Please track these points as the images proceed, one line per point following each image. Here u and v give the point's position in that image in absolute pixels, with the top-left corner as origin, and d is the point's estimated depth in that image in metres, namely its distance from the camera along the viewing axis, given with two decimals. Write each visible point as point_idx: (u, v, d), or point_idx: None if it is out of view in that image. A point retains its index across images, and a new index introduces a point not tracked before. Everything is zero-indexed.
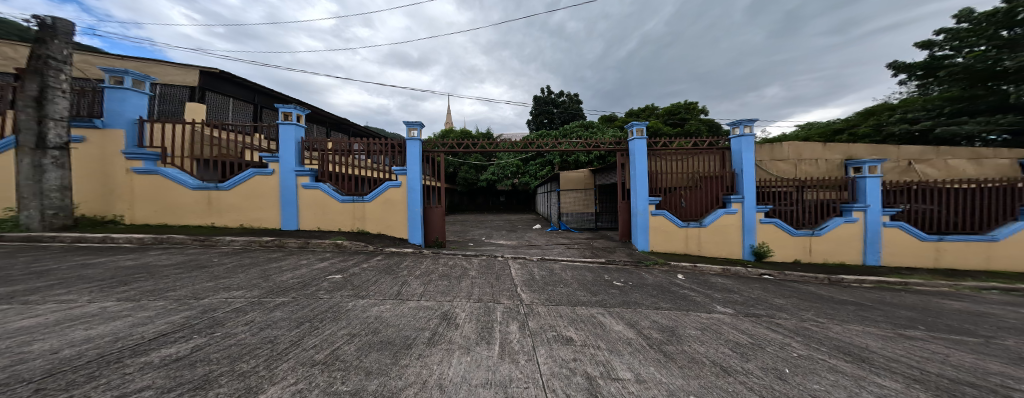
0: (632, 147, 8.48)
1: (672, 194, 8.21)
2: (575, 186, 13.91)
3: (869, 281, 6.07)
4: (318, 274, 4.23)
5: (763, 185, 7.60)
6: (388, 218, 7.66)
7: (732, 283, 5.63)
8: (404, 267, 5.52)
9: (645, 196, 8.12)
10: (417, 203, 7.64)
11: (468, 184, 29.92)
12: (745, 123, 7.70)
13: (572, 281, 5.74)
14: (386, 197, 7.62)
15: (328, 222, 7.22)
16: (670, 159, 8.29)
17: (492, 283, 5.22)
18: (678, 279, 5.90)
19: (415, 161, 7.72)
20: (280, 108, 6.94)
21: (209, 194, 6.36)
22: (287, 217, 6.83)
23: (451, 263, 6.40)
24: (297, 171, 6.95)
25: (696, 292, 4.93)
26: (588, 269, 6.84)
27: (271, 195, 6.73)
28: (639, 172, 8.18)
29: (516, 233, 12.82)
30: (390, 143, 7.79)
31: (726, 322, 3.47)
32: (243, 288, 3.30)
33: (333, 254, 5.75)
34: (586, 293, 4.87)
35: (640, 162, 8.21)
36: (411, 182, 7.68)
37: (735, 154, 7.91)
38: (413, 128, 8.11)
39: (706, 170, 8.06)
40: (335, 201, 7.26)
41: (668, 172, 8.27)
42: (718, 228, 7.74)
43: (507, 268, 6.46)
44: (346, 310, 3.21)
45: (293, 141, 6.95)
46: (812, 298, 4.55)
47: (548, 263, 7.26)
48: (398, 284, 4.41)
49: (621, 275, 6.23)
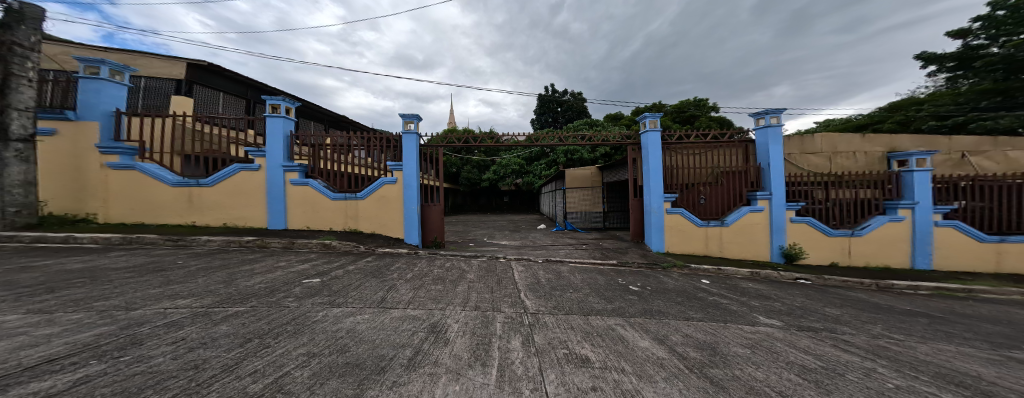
0: (644, 141, 7.88)
1: (692, 191, 7.53)
2: (580, 184, 13.23)
3: (924, 288, 5.34)
4: (293, 278, 3.69)
5: (793, 180, 6.90)
6: (383, 217, 7.22)
7: (767, 289, 4.92)
8: (394, 268, 5.00)
9: (659, 193, 7.48)
10: (413, 200, 7.25)
11: (471, 184, 29.49)
12: (772, 113, 6.98)
13: (582, 285, 5.12)
14: (381, 195, 7.19)
15: (318, 221, 6.73)
16: (688, 153, 7.63)
17: (492, 287, 4.63)
18: (702, 284, 5.23)
19: (412, 156, 7.36)
20: (267, 100, 6.50)
21: (189, 191, 5.93)
22: (273, 216, 6.35)
23: (449, 265, 5.82)
24: (285, 166, 6.46)
25: (728, 298, 4.26)
26: (600, 271, 6.20)
27: (256, 192, 6.25)
28: (653, 167, 7.56)
29: (519, 233, 12.24)
30: (384, 136, 7.37)
31: (778, 337, 2.82)
32: (193, 295, 2.76)
33: (319, 255, 5.21)
34: (600, 300, 4.24)
35: (655, 156, 7.61)
36: (408, 178, 7.28)
37: (759, 147, 7.22)
38: (409, 121, 7.68)
39: (727, 164, 7.38)
40: (327, 199, 6.80)
41: (686, 167, 7.61)
42: (742, 227, 7.04)
43: (510, 270, 5.87)
44: (315, 321, 2.65)
45: (282, 135, 6.51)
46: (871, 310, 3.83)
47: (554, 265, 6.65)
48: (383, 290, 3.85)
49: (636, 278, 5.60)
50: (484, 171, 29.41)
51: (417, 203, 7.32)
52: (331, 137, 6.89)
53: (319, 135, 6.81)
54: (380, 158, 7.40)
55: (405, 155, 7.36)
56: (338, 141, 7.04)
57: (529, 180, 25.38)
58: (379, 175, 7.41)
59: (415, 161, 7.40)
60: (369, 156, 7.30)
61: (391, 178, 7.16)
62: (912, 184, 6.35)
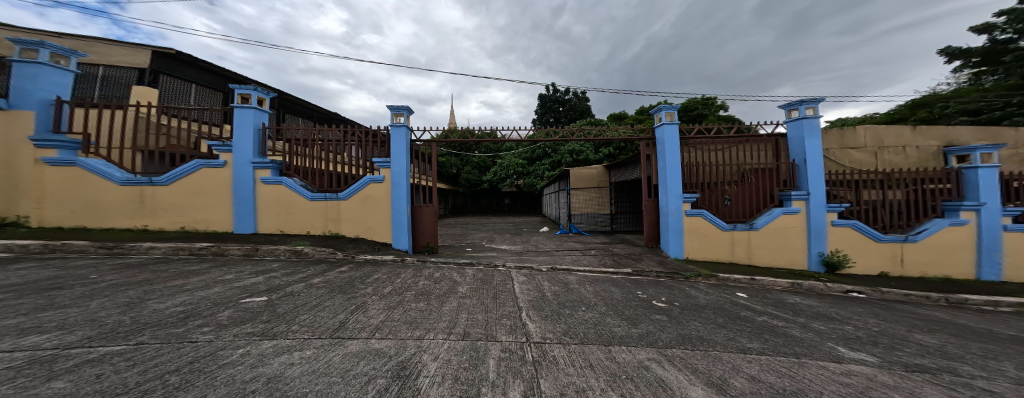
0: (660, 135, 7.09)
1: (715, 191, 6.69)
2: (585, 184, 12.42)
3: (1006, 304, 4.47)
4: (230, 296, 2.89)
5: (834, 177, 6.04)
6: (368, 220, 6.46)
7: (821, 305, 4.05)
8: (370, 280, 4.20)
9: (677, 193, 6.68)
10: (402, 201, 6.49)
11: (471, 186, 28.79)
12: (806, 104, 6.17)
13: (596, 301, 4.28)
14: (366, 195, 6.45)
15: (294, 224, 5.96)
16: (710, 149, 6.81)
17: (487, 306, 3.81)
18: (739, 298, 4.38)
19: (401, 151, 6.65)
20: (235, 89, 5.75)
21: (141, 190, 5.19)
22: (241, 219, 5.58)
23: (438, 275, 5.01)
24: (254, 163, 5.67)
25: (781, 319, 3.41)
26: (613, 282, 5.35)
27: (220, 191, 5.49)
28: (670, 164, 6.77)
29: (520, 237, 11.42)
30: (369, 130, 6.62)
31: (888, 385, 2.00)
32: (59, 331, 1.96)
33: (284, 263, 4.42)
34: (620, 322, 3.41)
35: (672, 152, 6.81)
36: (396, 175, 6.56)
37: (793, 141, 6.39)
38: (399, 114, 6.95)
39: (755, 160, 6.55)
40: (303, 199, 6.02)
41: (708, 164, 6.77)
42: (774, 231, 6.20)
43: (509, 282, 5.05)
44: (221, 365, 1.82)
45: (253, 128, 5.77)
46: (978, 339, 2.96)
47: (560, 275, 5.83)
48: (347, 310, 3.03)
49: (659, 291, 4.74)
50: (484, 172, 28.72)
51: (407, 204, 6.61)
52: (311, 131, 6.17)
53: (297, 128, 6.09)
54: (367, 154, 6.68)
55: (393, 150, 6.64)
56: (319, 136, 6.32)
57: (530, 181, 24.57)
58: (365, 173, 6.67)
59: (405, 158, 6.69)
60: (353, 152, 6.57)
61: (377, 177, 6.43)
62: (975, 182, 5.50)
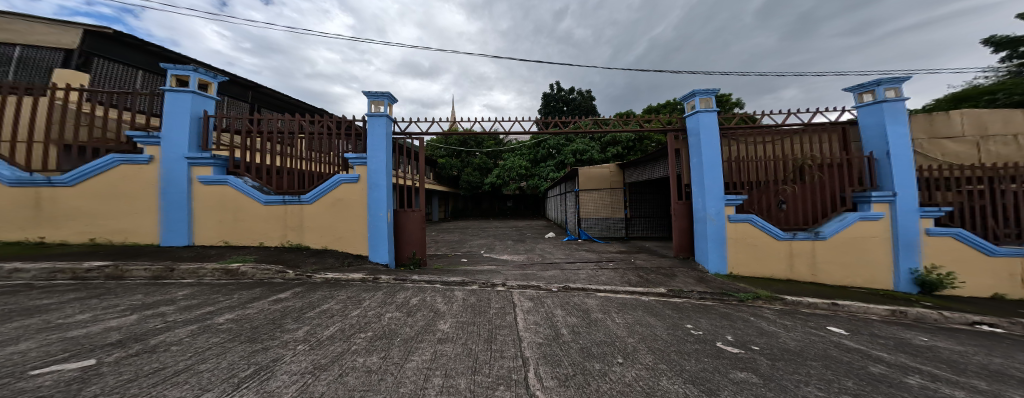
0: (694, 125, 5.87)
1: (767, 192, 5.42)
2: (596, 185, 11.14)
3: None
4: (24, 362, 1.68)
5: (925, 175, 4.78)
6: (342, 228, 5.32)
7: (976, 353, 2.72)
8: (315, 311, 2.98)
9: (717, 195, 5.43)
10: (382, 205, 5.36)
11: (472, 188, 27.68)
12: (885, 84, 5.01)
13: (633, 344, 2.99)
14: (336, 197, 5.28)
15: (240, 235, 4.77)
16: (757, 142, 5.60)
17: (475, 359, 2.56)
18: (839, 337, 3.08)
19: (381, 145, 5.56)
20: (167, 68, 4.60)
21: (39, 192, 4.17)
22: (170, 228, 4.44)
23: (414, 303, 3.77)
24: (189, 158, 4.52)
25: (953, 385, 2.08)
26: (647, 310, 4.07)
27: (145, 194, 4.38)
28: (707, 160, 5.54)
29: (524, 244, 10.16)
30: (343, 121, 5.51)
31: None
32: None
33: (202, 289, 3.22)
34: (688, 388, 2.13)
35: (710, 146, 5.59)
36: (374, 173, 5.43)
37: (866, 131, 5.19)
38: (378, 102, 5.85)
39: (817, 154, 5.29)
40: (255, 204, 4.84)
41: (756, 160, 5.52)
42: (846, 241, 4.94)
43: (508, 313, 3.79)
44: None
45: (193, 116, 4.64)
46: None
47: (576, 300, 4.55)
48: (233, 381, 1.76)
49: (716, 323, 3.46)
50: (485, 175, 27.61)
51: (388, 207, 5.47)
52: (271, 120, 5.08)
53: (253, 117, 4.99)
54: (341, 148, 5.57)
55: (371, 144, 5.54)
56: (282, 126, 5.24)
57: (534, 183, 23.46)
58: (337, 171, 5.53)
59: (385, 152, 5.60)
60: (324, 146, 5.44)
61: (351, 175, 5.29)
62: None
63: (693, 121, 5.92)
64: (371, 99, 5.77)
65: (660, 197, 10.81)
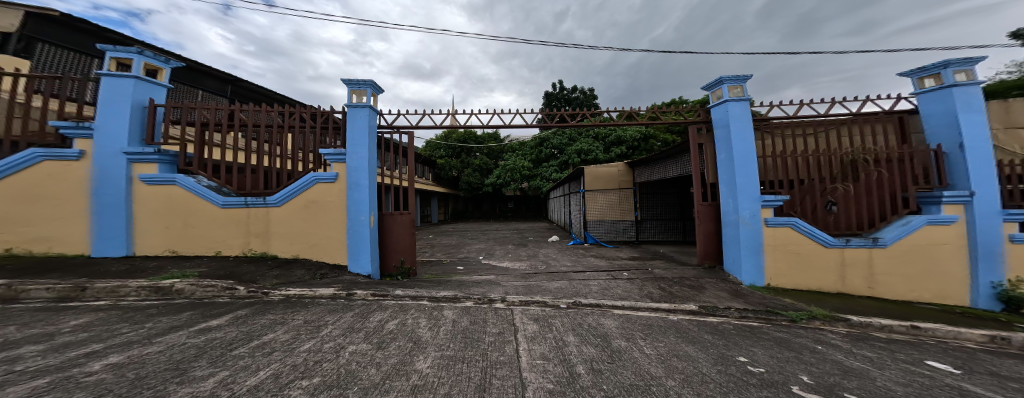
0: (722, 116, 5.13)
1: (811, 192, 4.65)
2: (604, 186, 10.36)
3: None
4: None
5: (1005, 171, 4.06)
6: (318, 234, 4.61)
7: None
8: (251, 345, 2.23)
9: (752, 195, 4.67)
10: (365, 207, 4.65)
11: (472, 190, 26.99)
12: (957, 64, 4.25)
13: (677, 389, 2.21)
14: (310, 199, 4.55)
15: (191, 244, 4.05)
16: (796, 135, 4.86)
17: None
18: (956, 380, 2.28)
19: (363, 140, 4.86)
20: (104, 49, 3.92)
21: None
22: (105, 236, 3.75)
23: (390, 329, 3.02)
24: (129, 154, 3.83)
25: None
26: (680, 335, 3.29)
27: (74, 195, 3.69)
28: (740, 155, 4.79)
29: (525, 250, 9.39)
30: (322, 114, 4.86)
31: None
32: None
33: (109, 316, 2.46)
34: None
35: (740, 140, 4.84)
36: (355, 172, 4.72)
37: (930, 121, 4.46)
38: (360, 91, 5.14)
39: (869, 148, 4.56)
40: (209, 206, 4.11)
41: (797, 155, 4.76)
42: (909, 249, 4.22)
43: (508, 341, 3.04)
44: None
45: (134, 106, 3.95)
46: None
47: (589, 321, 3.79)
48: None
49: (777, 354, 2.69)
50: (485, 176, 27.00)
51: (371, 211, 4.76)
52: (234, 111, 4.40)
53: (211, 107, 4.31)
54: (317, 143, 4.87)
55: (352, 139, 4.83)
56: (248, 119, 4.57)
57: (535, 184, 22.92)
58: (312, 169, 4.80)
59: (368, 148, 4.89)
60: (296, 141, 4.76)
61: (327, 174, 4.57)
62: None
63: (720, 111, 5.17)
64: (352, 87, 5.05)
65: (674, 198, 10.02)
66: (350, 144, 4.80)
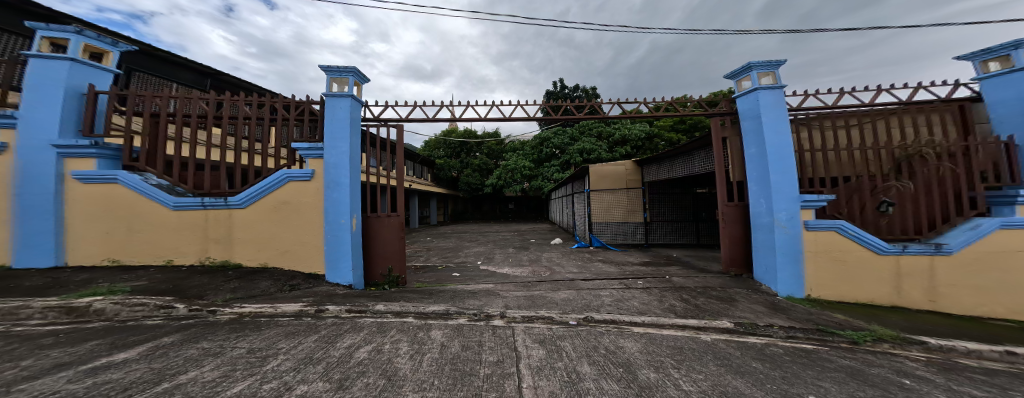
0: (750, 107, 4.54)
1: (858, 191, 4.04)
2: (610, 185, 9.73)
3: None
4: None
5: None
6: (290, 239, 4.00)
7: None
8: (153, 392, 1.62)
9: (789, 195, 4.06)
10: (345, 208, 4.06)
11: (472, 190, 26.36)
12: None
13: None
14: (282, 199, 3.96)
15: (135, 252, 3.50)
16: (836, 127, 4.27)
17: None
18: None
19: (344, 133, 4.28)
20: (36, 28, 3.39)
21: None
22: (30, 243, 3.24)
23: (359, 358, 2.40)
24: (58, 147, 3.31)
25: None
26: (722, 362, 2.66)
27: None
28: (773, 150, 4.18)
29: (527, 254, 8.76)
30: (297, 105, 4.29)
31: None
32: None
33: None
34: None
35: (774, 133, 4.23)
36: (334, 169, 4.14)
37: (998, 109, 3.85)
38: (342, 79, 4.57)
39: (924, 141, 3.96)
40: (158, 209, 3.53)
41: (838, 150, 4.17)
42: (980, 258, 3.59)
43: (508, 375, 2.42)
44: None
45: (68, 92, 3.42)
46: None
47: (605, 343, 3.17)
48: None
49: (858, 393, 2.07)
50: (486, 176, 26.39)
51: (353, 212, 4.17)
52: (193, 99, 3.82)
53: (166, 95, 3.73)
54: (290, 137, 4.25)
55: (331, 131, 4.25)
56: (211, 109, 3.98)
57: (537, 184, 22.38)
58: (284, 166, 4.18)
59: (350, 142, 4.31)
60: (265, 135, 4.13)
61: (302, 171, 4.00)
62: None
63: (749, 101, 4.57)
64: (332, 74, 4.48)
65: (685, 198, 9.38)
66: (329, 137, 4.23)
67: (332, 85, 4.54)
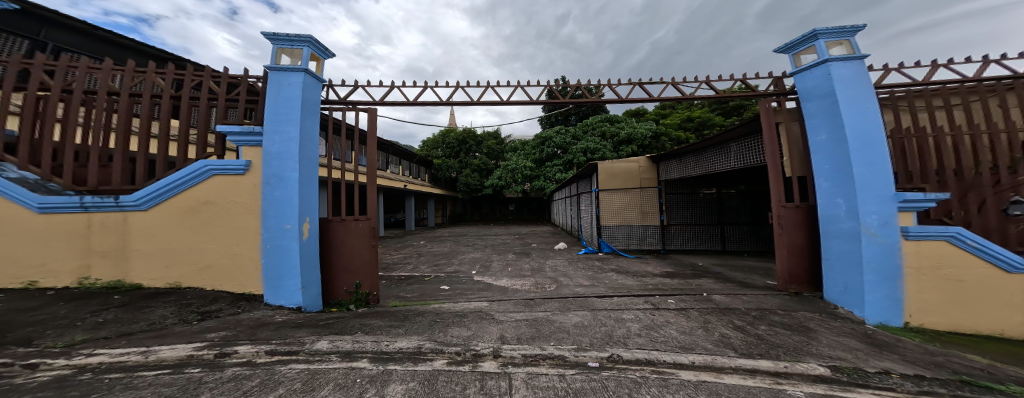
0: (816, 84, 3.55)
1: (975, 188, 3.08)
2: (621, 185, 8.70)
3: None
4: None
5: None
6: (212, 253, 2.99)
7: None
8: None
9: (876, 195, 3.06)
10: (292, 211, 3.13)
11: (471, 191, 25.35)
12: None
13: None
14: (202, 198, 2.97)
15: None
16: (933, 108, 3.36)
17: None
18: None
19: (293, 115, 3.31)
20: None
21: None
22: None
23: None
24: None
25: None
26: None
27: None
28: (855, 136, 3.18)
29: (529, 261, 7.71)
30: (229, 78, 3.29)
31: None
32: None
33: None
34: None
35: (855, 115, 3.22)
36: (277, 159, 3.17)
37: None
38: (295, 51, 3.64)
39: None
40: (15, 211, 2.60)
41: (938, 135, 3.23)
42: None
43: None
44: None
45: None
46: None
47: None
48: None
49: None
50: (485, 177, 25.40)
51: (303, 215, 3.22)
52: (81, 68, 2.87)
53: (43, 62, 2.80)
54: (219, 118, 3.20)
55: (275, 112, 3.27)
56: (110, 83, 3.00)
57: (539, 184, 21.37)
58: (209, 156, 3.17)
59: (302, 127, 3.34)
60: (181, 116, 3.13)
61: (232, 161, 3.02)
62: None
63: (814, 77, 3.57)
64: (281, 44, 3.56)
65: (708, 198, 8.37)
66: (272, 119, 3.25)
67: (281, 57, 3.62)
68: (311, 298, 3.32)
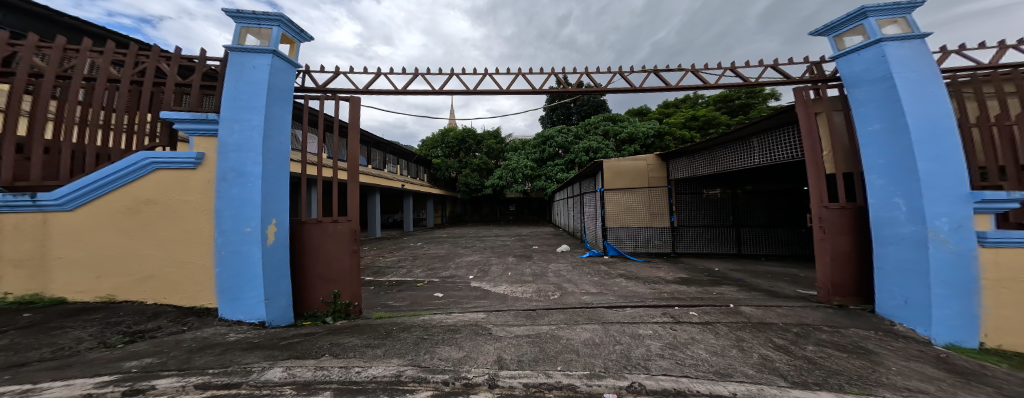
0: (866, 67, 3.08)
1: None
2: (628, 184, 8.19)
3: None
4: None
5: None
6: (155, 261, 2.53)
7: None
8: None
9: (947, 195, 2.57)
10: (255, 213, 2.65)
11: (471, 192, 24.90)
12: None
13: None
14: (144, 196, 2.52)
15: None
16: (1005, 94, 2.92)
17: None
18: None
19: (257, 101, 2.83)
20: None
21: None
22: None
23: None
24: None
25: None
26: None
27: None
28: (918, 127, 2.69)
29: (530, 265, 7.22)
30: (179, 58, 2.85)
31: None
32: None
33: None
34: None
35: (914, 102, 2.74)
36: (235, 152, 2.69)
37: None
38: (263, 31, 3.14)
39: None
40: None
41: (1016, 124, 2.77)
42: None
43: None
44: None
45: None
46: None
47: None
48: None
49: None
50: (485, 177, 24.95)
51: (267, 216, 2.75)
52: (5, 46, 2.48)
53: None
54: (166, 102, 2.73)
55: (234, 98, 2.80)
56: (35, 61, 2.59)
57: (540, 184, 20.84)
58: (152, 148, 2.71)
59: (268, 115, 2.86)
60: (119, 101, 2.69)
61: (181, 153, 2.56)
62: None
63: (864, 60, 3.09)
64: (246, 23, 3.04)
65: (722, 199, 7.88)
66: (231, 105, 2.77)
67: (247, 39, 3.10)
68: (276, 312, 2.85)
